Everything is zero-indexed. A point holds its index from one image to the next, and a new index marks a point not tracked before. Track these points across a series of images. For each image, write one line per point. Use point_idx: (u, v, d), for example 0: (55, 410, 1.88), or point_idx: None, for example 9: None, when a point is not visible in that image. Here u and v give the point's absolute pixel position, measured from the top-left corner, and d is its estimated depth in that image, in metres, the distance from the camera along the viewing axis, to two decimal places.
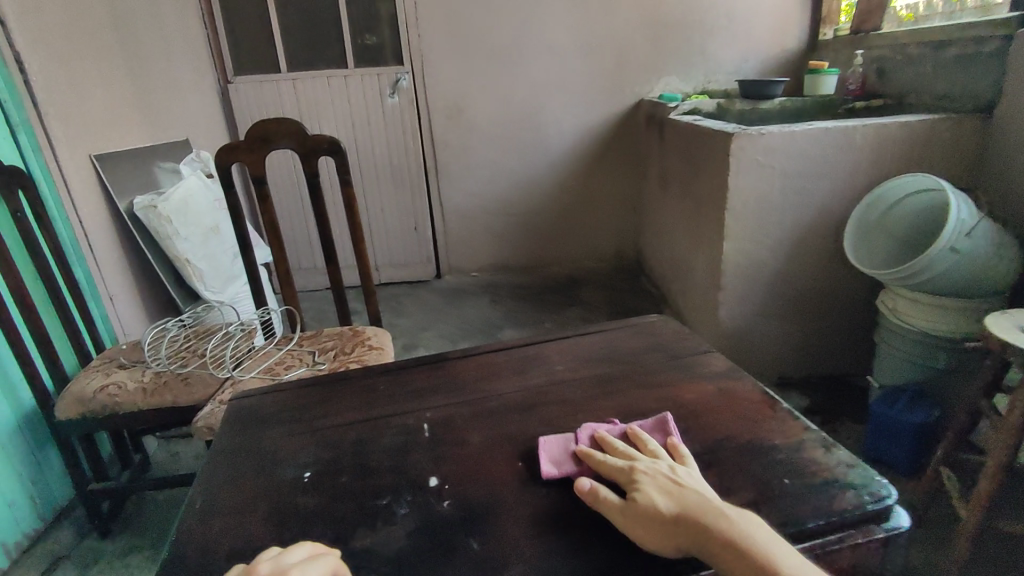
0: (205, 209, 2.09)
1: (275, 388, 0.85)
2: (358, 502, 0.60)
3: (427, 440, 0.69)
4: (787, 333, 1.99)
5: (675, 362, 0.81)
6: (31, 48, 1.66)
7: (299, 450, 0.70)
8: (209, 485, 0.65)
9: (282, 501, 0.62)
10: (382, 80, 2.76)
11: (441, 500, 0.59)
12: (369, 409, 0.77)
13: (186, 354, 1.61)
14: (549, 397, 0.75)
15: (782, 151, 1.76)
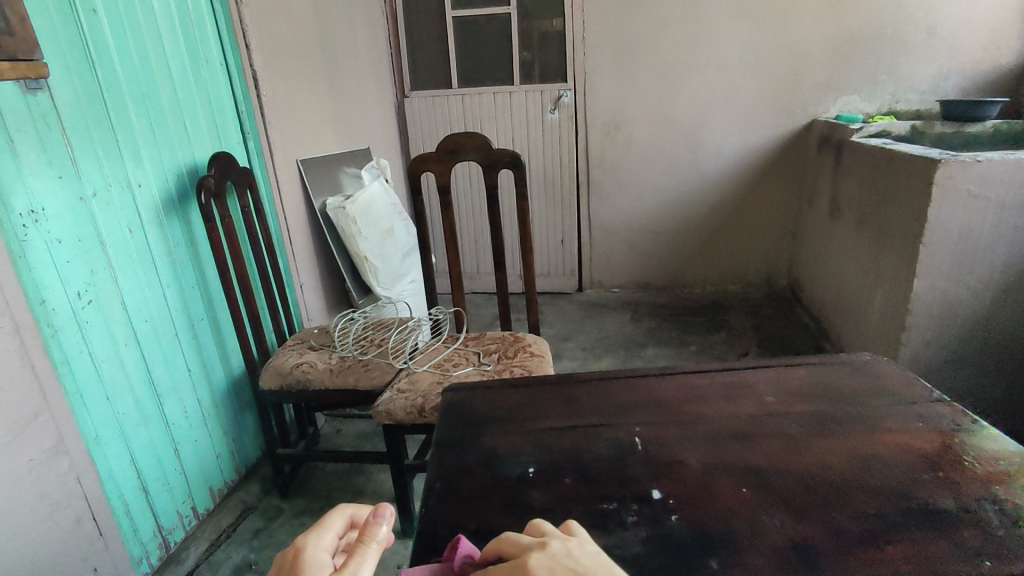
0: (384, 213, 2.29)
1: (482, 387, 0.91)
2: (587, 506, 0.62)
3: (643, 454, 0.70)
4: (985, 385, 1.75)
5: (907, 409, 0.76)
6: (266, 68, 1.94)
7: (518, 448, 0.74)
8: (440, 472, 0.71)
9: (512, 496, 0.65)
10: (544, 96, 2.86)
11: (670, 514, 0.60)
12: (577, 417, 0.79)
13: (367, 343, 1.78)
14: (764, 428, 0.73)
15: (1000, 180, 1.57)
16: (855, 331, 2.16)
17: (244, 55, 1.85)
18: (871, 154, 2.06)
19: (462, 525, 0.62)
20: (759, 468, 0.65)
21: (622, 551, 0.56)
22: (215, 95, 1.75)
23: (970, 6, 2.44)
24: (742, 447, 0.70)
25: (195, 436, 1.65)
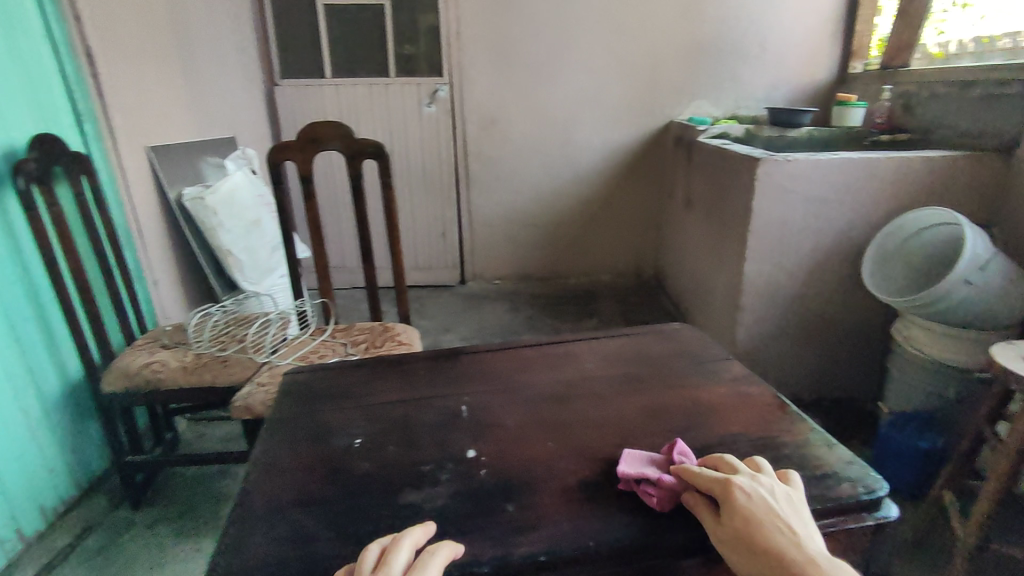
0: (249, 204, 2.19)
1: (323, 369, 0.92)
2: (406, 468, 0.67)
3: (466, 419, 0.76)
4: (803, 355, 2.03)
5: (699, 366, 0.88)
6: (104, 45, 1.79)
7: (351, 421, 0.77)
8: (266, 451, 0.73)
9: (337, 466, 0.69)
10: (421, 89, 2.88)
11: (480, 470, 0.66)
12: (412, 390, 0.84)
13: (226, 338, 1.70)
14: (578, 390, 0.82)
15: (806, 177, 1.82)
16: (703, 313, 2.40)
17: (73, 28, 1.68)
18: (713, 153, 2.30)
19: (283, 495, 0.65)
20: (564, 426, 0.74)
21: (430, 506, 0.62)
22: (37, 70, 1.58)
23: (794, 25, 2.78)
24: (555, 408, 0.78)
25: (20, 448, 1.49)
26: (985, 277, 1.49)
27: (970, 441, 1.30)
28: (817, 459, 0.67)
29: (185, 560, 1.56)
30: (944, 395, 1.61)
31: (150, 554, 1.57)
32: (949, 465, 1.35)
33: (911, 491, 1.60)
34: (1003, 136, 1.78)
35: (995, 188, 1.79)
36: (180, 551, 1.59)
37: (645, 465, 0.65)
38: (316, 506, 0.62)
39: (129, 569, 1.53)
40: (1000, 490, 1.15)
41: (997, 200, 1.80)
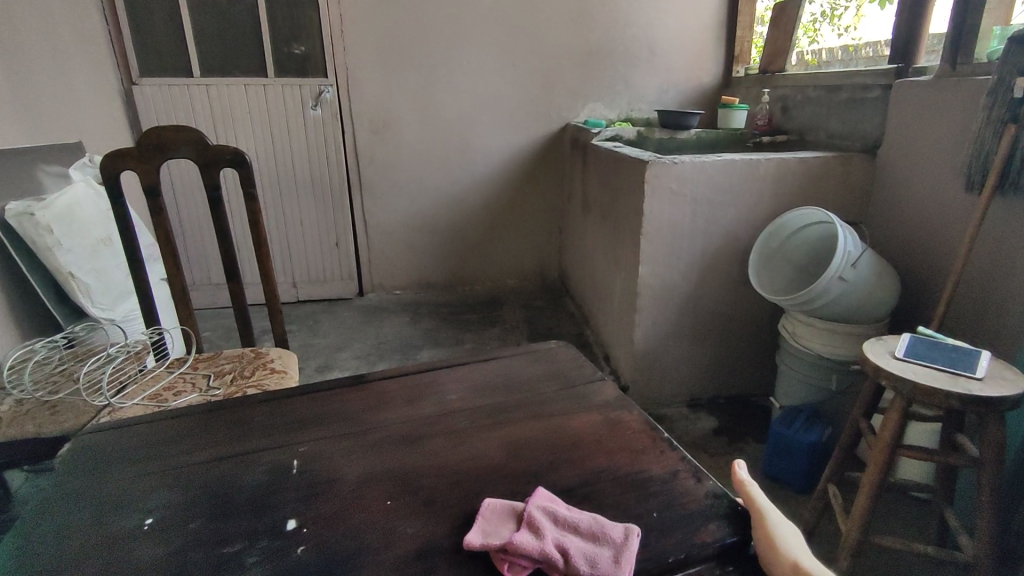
0: (96, 220, 1.95)
1: (137, 424, 0.80)
2: (207, 550, 0.58)
3: (295, 479, 0.67)
4: (699, 355, 2.05)
5: (570, 391, 0.85)
6: None
7: (148, 493, 0.66)
8: (35, 544, 0.60)
9: (121, 553, 0.58)
10: (303, 91, 2.68)
11: (297, 545, 0.58)
12: (238, 444, 0.74)
13: (59, 378, 1.46)
14: (439, 427, 0.76)
15: (693, 179, 1.83)
16: (604, 316, 2.39)
17: None
18: (605, 155, 2.29)
19: None
20: (422, 479, 0.67)
21: None
22: None
23: (681, 31, 2.85)
24: (411, 452, 0.72)
25: None
26: (856, 273, 1.55)
27: (849, 435, 1.33)
28: (685, 499, 0.65)
29: None
30: (826, 387, 1.68)
31: None
32: (834, 459, 1.36)
33: (802, 484, 1.63)
34: (868, 139, 1.89)
35: (864, 187, 1.88)
36: None
37: (505, 523, 0.59)
38: None
39: None
40: (874, 484, 1.17)
41: (865, 197, 1.89)
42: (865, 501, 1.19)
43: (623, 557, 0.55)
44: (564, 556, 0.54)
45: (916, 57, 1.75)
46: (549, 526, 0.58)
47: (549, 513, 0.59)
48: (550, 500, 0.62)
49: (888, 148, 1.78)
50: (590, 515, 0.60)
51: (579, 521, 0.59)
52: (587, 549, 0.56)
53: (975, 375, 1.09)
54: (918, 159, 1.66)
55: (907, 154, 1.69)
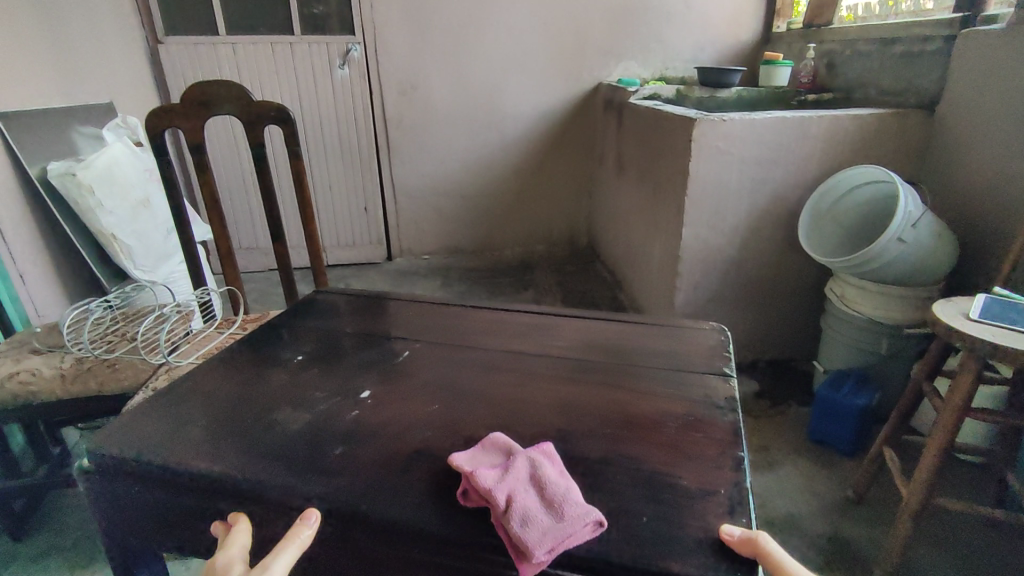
0: (134, 181, 1.91)
1: (336, 296, 1.15)
2: (302, 391, 0.82)
3: (392, 362, 0.89)
4: (740, 320, 2.03)
5: (653, 363, 0.85)
6: None
7: (300, 343, 0.96)
8: (221, 353, 0.93)
9: (262, 371, 0.87)
10: (331, 49, 2.62)
11: (353, 411, 0.77)
12: (370, 329, 1.00)
13: (113, 337, 1.47)
14: (515, 364, 0.87)
15: (741, 138, 1.77)
16: (640, 280, 2.37)
17: None
18: (644, 115, 2.22)
19: (205, 383, 0.84)
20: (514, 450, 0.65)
21: (287, 426, 0.74)
22: None
23: None
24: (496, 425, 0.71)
25: None
26: (915, 235, 1.50)
27: (911, 396, 1.32)
28: None
29: None
30: (875, 352, 1.65)
31: None
32: (889, 420, 1.37)
33: (849, 448, 1.63)
34: (924, 95, 1.81)
35: (919, 145, 1.82)
36: None
37: (494, 462, 0.64)
38: (220, 396, 0.81)
39: None
40: (941, 445, 1.16)
41: (920, 156, 1.83)
42: (932, 464, 1.18)
43: (554, 535, 0.54)
44: (507, 505, 0.56)
45: (987, 3, 1.65)
46: (522, 477, 0.60)
47: (531, 467, 0.61)
48: (549, 459, 0.63)
49: (950, 104, 1.71)
50: (569, 485, 0.60)
51: (546, 489, 0.58)
52: (535, 509, 0.56)
53: None
54: (984, 114, 1.59)
55: (972, 111, 1.63)
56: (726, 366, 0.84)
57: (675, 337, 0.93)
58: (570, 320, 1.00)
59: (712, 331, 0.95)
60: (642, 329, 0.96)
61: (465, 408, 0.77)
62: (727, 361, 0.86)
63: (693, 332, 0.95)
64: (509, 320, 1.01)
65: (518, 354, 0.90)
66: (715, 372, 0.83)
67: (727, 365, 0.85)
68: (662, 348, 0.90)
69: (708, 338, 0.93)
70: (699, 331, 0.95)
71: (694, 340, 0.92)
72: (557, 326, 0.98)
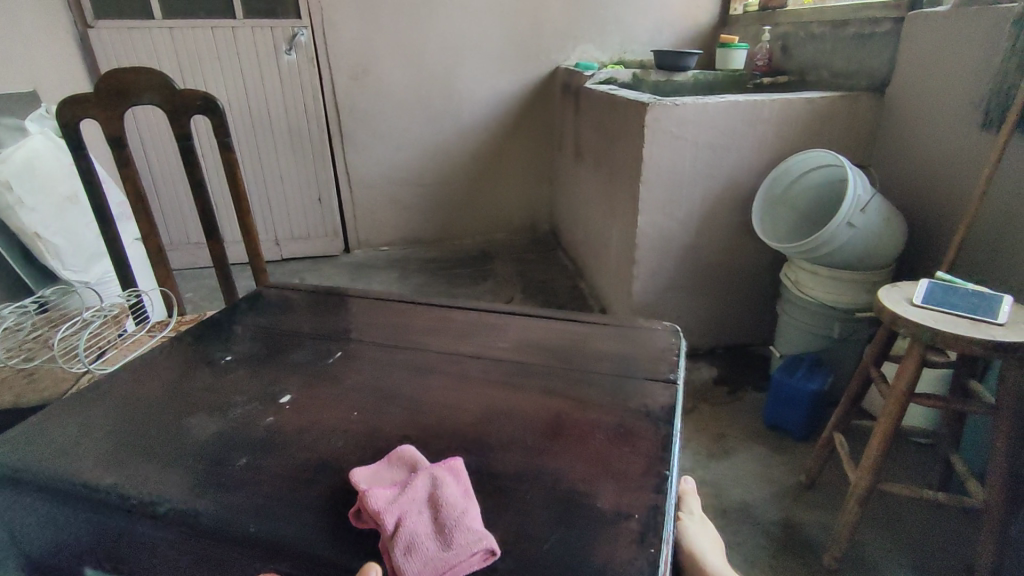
0: (59, 176, 1.79)
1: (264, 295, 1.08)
2: (213, 398, 0.76)
3: (315, 365, 0.83)
4: (698, 306, 2.02)
5: (589, 363, 0.81)
6: None
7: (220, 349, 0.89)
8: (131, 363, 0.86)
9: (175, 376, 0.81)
10: (276, 33, 2.50)
11: (263, 423, 0.71)
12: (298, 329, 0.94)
13: (33, 345, 1.38)
14: (446, 366, 0.82)
15: (695, 123, 1.74)
16: (599, 268, 2.34)
17: None
18: (600, 100, 2.18)
19: (106, 395, 0.77)
20: (422, 465, 0.60)
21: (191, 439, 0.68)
22: None
23: None
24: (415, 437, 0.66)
25: None
26: (865, 219, 1.49)
27: (859, 381, 1.31)
28: None
29: None
30: (828, 336, 1.66)
31: None
32: (839, 406, 1.36)
33: (803, 433, 1.63)
34: (874, 77, 1.81)
35: (870, 128, 1.82)
36: None
37: (395, 477, 0.59)
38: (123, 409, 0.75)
39: None
40: (888, 431, 1.16)
41: (871, 139, 1.83)
42: (878, 449, 1.18)
43: (435, 568, 0.49)
44: (393, 530, 0.52)
45: None
46: (418, 498, 0.55)
47: (432, 487, 0.56)
48: (455, 476, 0.59)
49: (899, 87, 1.71)
50: (468, 507, 0.55)
51: (440, 515, 0.54)
52: (424, 535, 0.52)
53: (997, 321, 1.06)
54: (931, 97, 1.59)
55: (920, 94, 1.63)
56: (670, 371, 0.80)
57: (621, 339, 0.89)
58: (508, 319, 0.95)
59: (661, 332, 0.90)
60: (588, 330, 0.91)
61: (386, 418, 0.72)
62: (672, 366, 0.81)
63: (641, 334, 0.90)
64: (442, 318, 0.96)
65: (449, 354, 0.85)
66: (655, 377, 0.79)
67: (671, 370, 0.80)
68: (605, 350, 0.85)
69: (655, 340, 0.88)
70: (648, 333, 0.90)
71: (641, 343, 0.88)
72: (495, 326, 0.93)
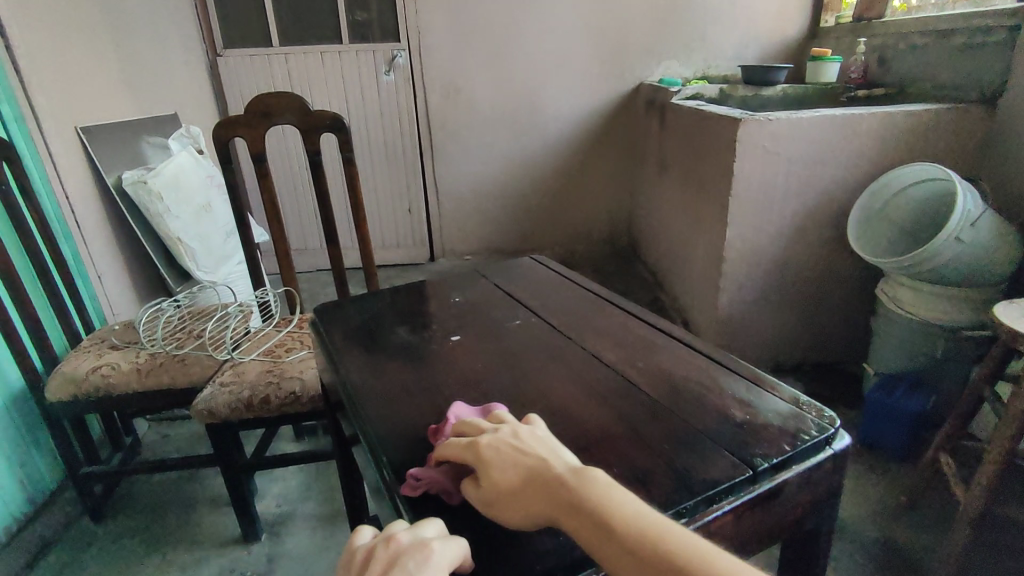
0: (196, 186, 2.02)
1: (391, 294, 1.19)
2: None
3: None
4: (786, 319, 2.00)
5: (667, 370, 0.72)
6: (27, 17, 1.56)
7: None
8: None
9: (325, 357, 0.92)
10: (378, 56, 2.70)
11: None
12: None
13: (183, 334, 1.56)
14: None
15: (788, 136, 1.75)
16: (682, 281, 2.36)
17: None
18: (687, 115, 2.22)
19: None
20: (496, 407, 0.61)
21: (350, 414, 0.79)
22: None
23: None
24: None
25: None
26: (975, 233, 1.44)
27: (970, 399, 1.27)
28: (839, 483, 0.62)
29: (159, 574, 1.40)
30: (931, 353, 1.61)
31: (115, 570, 1.42)
32: (947, 425, 1.33)
33: (901, 453, 1.59)
34: (983, 89, 1.75)
35: (977, 140, 1.76)
36: (150, 563, 1.43)
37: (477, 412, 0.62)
38: None
39: None
40: (1003, 451, 1.12)
41: (978, 152, 1.77)
42: (991, 470, 1.15)
43: (416, 480, 0.54)
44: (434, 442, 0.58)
45: None
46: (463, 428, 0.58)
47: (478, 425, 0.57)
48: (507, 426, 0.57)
49: (1010, 98, 1.65)
50: None
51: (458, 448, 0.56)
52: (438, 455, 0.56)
53: None
54: None
55: None
56: (763, 453, 0.56)
57: (745, 399, 0.65)
58: (622, 324, 0.84)
59: (808, 416, 0.62)
60: (713, 371, 0.71)
61: None
62: (772, 451, 0.57)
63: (775, 405, 0.64)
64: (509, 313, 0.91)
65: (542, 341, 0.82)
66: (739, 446, 0.58)
67: (766, 454, 0.56)
68: (708, 396, 0.66)
69: (788, 418, 0.61)
70: (788, 409, 0.63)
71: (763, 408, 0.63)
72: (608, 331, 0.83)
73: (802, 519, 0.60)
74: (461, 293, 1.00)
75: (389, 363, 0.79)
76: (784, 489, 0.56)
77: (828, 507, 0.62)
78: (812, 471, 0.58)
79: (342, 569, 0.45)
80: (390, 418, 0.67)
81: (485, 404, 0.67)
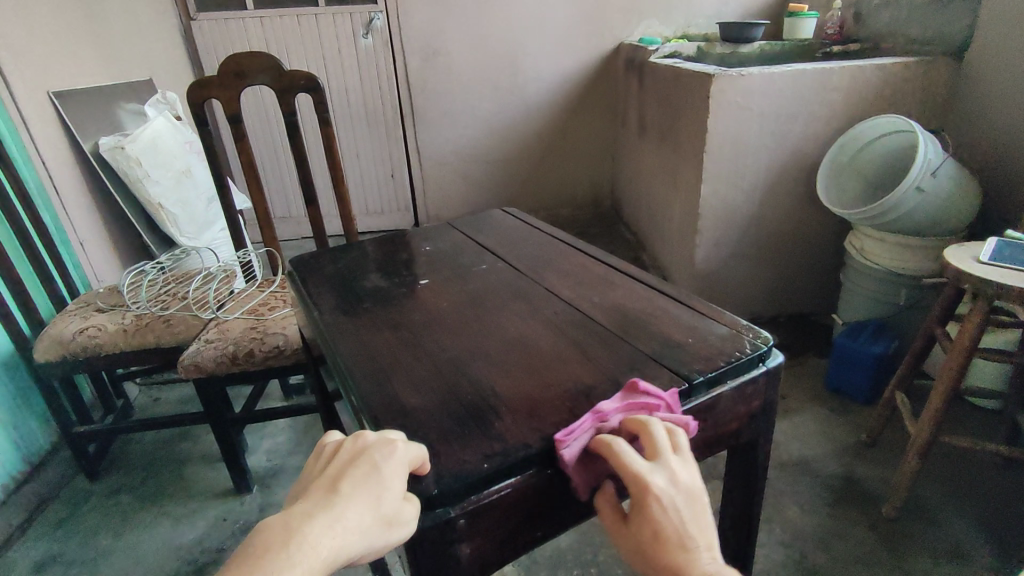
0: (175, 151, 2.01)
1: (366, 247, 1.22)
2: None
3: None
4: (760, 273, 2.05)
5: (622, 303, 0.76)
6: None
7: None
8: None
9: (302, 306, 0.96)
10: (354, 19, 2.66)
11: None
12: None
13: (167, 296, 1.59)
14: None
15: (760, 92, 1.78)
16: (661, 240, 2.41)
17: None
18: (664, 73, 2.23)
19: None
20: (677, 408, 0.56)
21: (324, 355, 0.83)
22: None
23: None
24: None
25: None
26: (934, 183, 1.49)
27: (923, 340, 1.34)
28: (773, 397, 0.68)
29: (155, 524, 1.46)
30: (893, 301, 1.68)
31: (113, 523, 1.48)
32: (902, 365, 1.40)
33: (864, 397, 1.66)
34: (950, 42, 1.78)
35: (945, 93, 1.80)
36: (147, 515, 1.49)
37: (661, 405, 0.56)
38: None
39: (90, 540, 1.43)
40: (948, 385, 1.19)
41: (945, 105, 1.81)
42: (938, 403, 1.22)
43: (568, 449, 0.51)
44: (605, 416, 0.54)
45: None
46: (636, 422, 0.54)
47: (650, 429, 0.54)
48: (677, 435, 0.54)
49: (976, 51, 1.68)
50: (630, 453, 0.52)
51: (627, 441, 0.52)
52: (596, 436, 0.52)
53: None
54: (1009, 58, 1.57)
55: (997, 57, 1.61)
56: (699, 369, 0.61)
57: (689, 326, 0.70)
58: (582, 265, 0.89)
59: (745, 337, 0.67)
60: (663, 303, 0.76)
61: None
62: (708, 367, 0.62)
63: (715, 330, 0.69)
64: (477, 259, 0.95)
65: (508, 282, 0.86)
66: (678, 363, 0.63)
67: (701, 369, 0.61)
68: (656, 324, 0.70)
69: (726, 340, 0.66)
70: (727, 333, 0.68)
71: (705, 332, 0.68)
72: (570, 272, 0.87)
73: (738, 430, 0.67)
74: (433, 242, 1.04)
75: (361, 306, 0.83)
76: (718, 401, 0.61)
77: (762, 419, 0.69)
78: (745, 386, 0.64)
79: (310, 462, 0.49)
80: (359, 351, 0.71)
81: (449, 338, 0.72)
